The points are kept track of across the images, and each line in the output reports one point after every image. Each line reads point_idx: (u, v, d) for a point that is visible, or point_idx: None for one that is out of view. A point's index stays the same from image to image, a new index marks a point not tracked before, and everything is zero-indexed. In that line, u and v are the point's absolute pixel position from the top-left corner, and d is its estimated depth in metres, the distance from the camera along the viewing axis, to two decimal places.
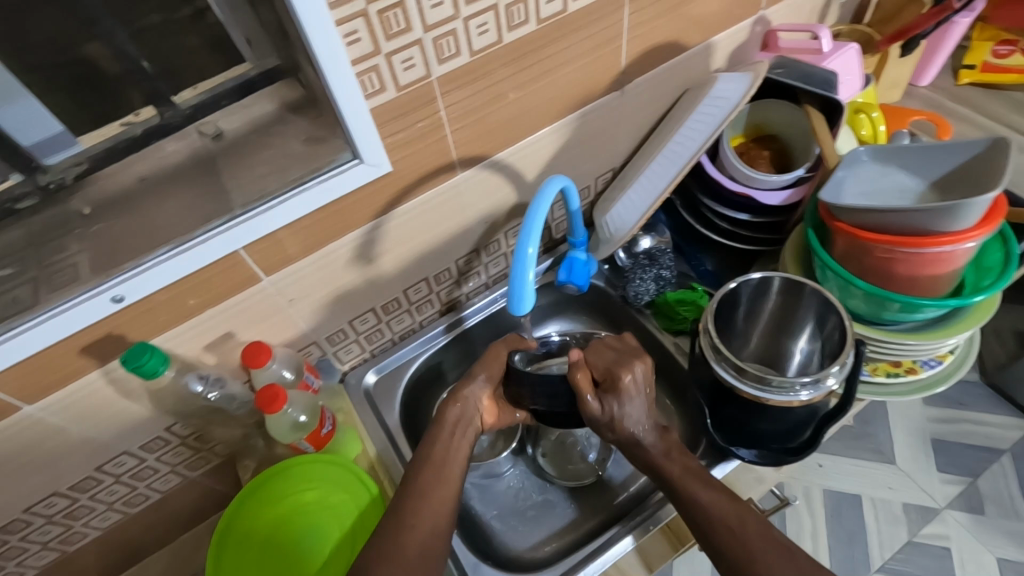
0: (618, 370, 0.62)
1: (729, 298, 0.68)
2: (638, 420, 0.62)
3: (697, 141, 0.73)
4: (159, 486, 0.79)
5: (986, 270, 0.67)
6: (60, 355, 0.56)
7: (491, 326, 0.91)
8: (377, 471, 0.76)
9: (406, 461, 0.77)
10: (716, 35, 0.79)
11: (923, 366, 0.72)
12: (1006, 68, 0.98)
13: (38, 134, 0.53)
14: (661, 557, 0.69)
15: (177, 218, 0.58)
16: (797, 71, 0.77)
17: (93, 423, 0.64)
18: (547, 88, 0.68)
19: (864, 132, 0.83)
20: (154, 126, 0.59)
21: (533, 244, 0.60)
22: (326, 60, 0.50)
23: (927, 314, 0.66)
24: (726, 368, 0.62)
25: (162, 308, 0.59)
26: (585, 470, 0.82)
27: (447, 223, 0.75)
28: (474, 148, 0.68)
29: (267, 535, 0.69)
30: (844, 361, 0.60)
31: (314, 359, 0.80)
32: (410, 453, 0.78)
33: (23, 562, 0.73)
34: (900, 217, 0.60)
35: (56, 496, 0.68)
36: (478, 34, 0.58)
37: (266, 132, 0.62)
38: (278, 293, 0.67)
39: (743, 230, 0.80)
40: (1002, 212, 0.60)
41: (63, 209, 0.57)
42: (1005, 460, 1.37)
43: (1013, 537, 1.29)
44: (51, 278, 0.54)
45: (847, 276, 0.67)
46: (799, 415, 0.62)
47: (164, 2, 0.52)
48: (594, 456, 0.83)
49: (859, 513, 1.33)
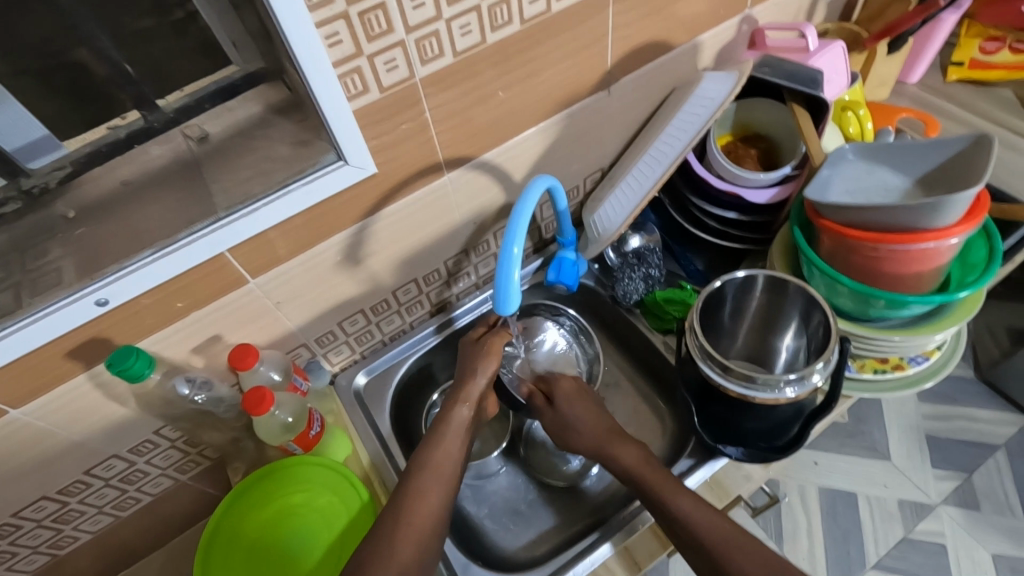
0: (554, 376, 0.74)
1: (714, 297, 0.68)
2: (584, 419, 0.69)
3: (683, 140, 0.73)
4: (150, 488, 0.79)
5: (971, 266, 0.67)
6: (46, 359, 0.56)
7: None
8: (371, 479, 0.76)
9: (399, 469, 0.76)
10: (702, 35, 0.80)
11: (910, 362, 0.73)
12: (993, 65, 0.98)
13: (19, 142, 0.53)
14: (650, 555, 0.70)
15: (162, 222, 0.58)
16: (782, 71, 0.77)
17: (82, 426, 0.64)
18: (532, 88, 0.68)
19: (852, 130, 0.83)
20: (138, 129, 0.59)
21: (518, 243, 0.60)
22: (308, 62, 0.50)
23: (912, 311, 0.66)
24: (713, 366, 0.62)
25: (148, 312, 0.59)
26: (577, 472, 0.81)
27: (435, 224, 0.75)
28: (461, 149, 0.68)
29: (255, 537, 0.69)
30: (828, 358, 0.60)
31: (304, 361, 0.80)
32: (404, 462, 0.77)
33: (13, 566, 0.73)
34: (884, 213, 0.60)
35: (45, 501, 0.68)
36: (462, 35, 0.58)
37: (250, 135, 0.62)
38: (265, 296, 0.67)
39: (732, 229, 0.80)
40: (985, 208, 0.60)
41: (48, 213, 0.57)
42: (998, 455, 1.37)
43: (1006, 532, 1.29)
44: (34, 283, 0.54)
45: (833, 273, 0.67)
46: (786, 412, 0.62)
47: (158, 4, 0.52)
48: (577, 463, 0.82)
49: (853, 510, 1.34)
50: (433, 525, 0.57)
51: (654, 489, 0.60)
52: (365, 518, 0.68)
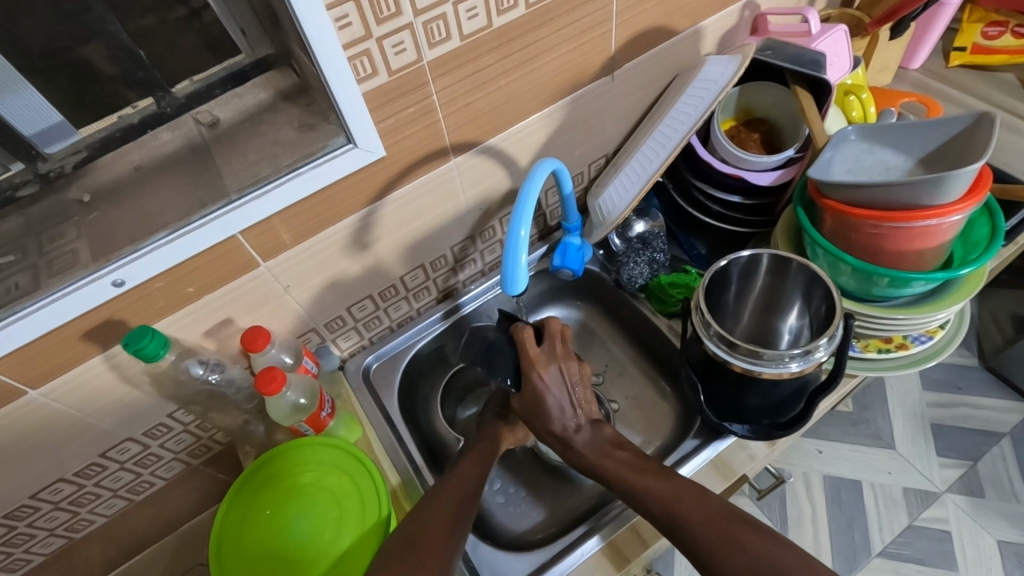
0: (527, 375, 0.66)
1: (719, 276, 0.69)
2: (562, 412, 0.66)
3: (686, 124, 0.74)
4: (163, 473, 0.80)
5: (973, 244, 0.68)
6: (63, 340, 0.57)
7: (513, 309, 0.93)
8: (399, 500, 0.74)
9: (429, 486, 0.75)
10: (705, 20, 0.80)
11: (914, 341, 0.73)
12: (995, 49, 0.98)
13: (37, 125, 0.53)
14: (656, 532, 0.69)
15: (174, 204, 0.59)
16: (785, 54, 0.78)
17: (99, 408, 0.66)
18: (536, 72, 0.69)
19: (856, 114, 0.84)
20: (151, 114, 0.59)
21: (525, 227, 0.62)
22: (320, 48, 0.51)
23: (916, 289, 0.67)
24: (718, 343, 0.63)
25: (161, 294, 0.60)
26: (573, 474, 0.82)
27: (441, 207, 0.76)
28: (466, 134, 0.69)
29: (261, 519, 0.69)
30: (832, 334, 0.60)
31: (313, 346, 0.81)
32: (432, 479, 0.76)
33: (30, 549, 0.75)
34: (887, 192, 0.61)
35: (61, 482, 0.69)
36: (468, 18, 0.58)
37: (258, 119, 0.63)
38: (275, 280, 0.68)
39: (735, 212, 0.81)
40: (987, 184, 0.61)
41: (62, 197, 0.58)
42: (1004, 442, 1.38)
43: (1012, 519, 1.29)
44: (51, 264, 0.55)
45: (836, 252, 0.67)
46: (790, 388, 0.63)
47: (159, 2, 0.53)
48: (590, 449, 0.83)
49: (859, 498, 1.34)
50: (434, 510, 0.59)
51: (628, 467, 0.61)
52: (365, 547, 0.66)
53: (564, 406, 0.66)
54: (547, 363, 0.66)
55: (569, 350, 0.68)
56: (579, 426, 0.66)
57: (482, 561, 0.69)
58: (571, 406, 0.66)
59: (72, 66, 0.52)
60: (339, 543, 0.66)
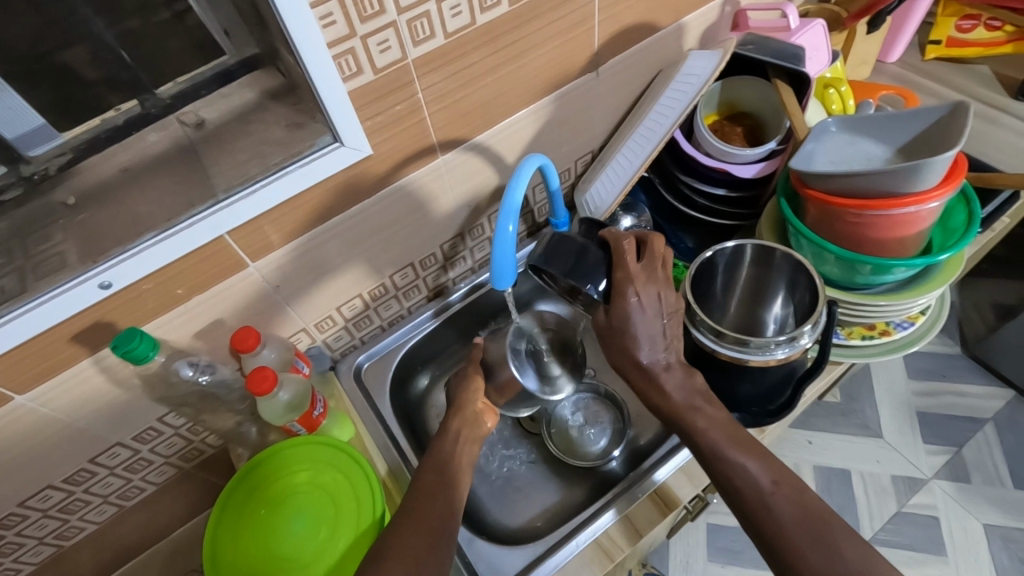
0: (625, 288, 0.62)
1: (706, 267, 0.70)
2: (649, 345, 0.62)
3: (670, 118, 0.75)
4: (154, 478, 0.80)
5: (951, 231, 0.69)
6: (51, 344, 0.57)
7: (504, 304, 0.94)
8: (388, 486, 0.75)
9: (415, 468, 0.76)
10: (687, 16, 0.81)
11: (896, 328, 0.75)
12: (968, 42, 1.01)
13: (20, 129, 0.54)
14: (650, 522, 0.70)
15: (160, 205, 0.58)
16: (767, 48, 0.79)
17: (88, 413, 0.65)
18: (520, 70, 0.69)
19: (835, 107, 0.85)
20: (136, 116, 0.59)
21: (513, 222, 0.62)
22: (304, 46, 0.51)
23: (897, 276, 0.69)
24: (705, 333, 0.64)
25: (150, 296, 0.60)
26: (623, 416, 0.84)
27: (430, 206, 0.76)
28: (453, 132, 0.70)
29: (254, 517, 0.69)
30: (816, 320, 0.61)
31: (304, 348, 0.81)
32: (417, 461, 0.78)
33: (19, 558, 0.74)
34: (867, 180, 0.62)
35: (51, 489, 0.69)
36: (452, 15, 0.59)
37: (246, 119, 0.63)
38: (264, 280, 0.68)
39: (721, 206, 0.82)
40: (963, 171, 0.62)
41: (47, 200, 0.57)
42: (988, 428, 1.40)
43: (996, 503, 1.32)
44: (37, 267, 0.55)
45: (819, 241, 0.69)
46: (777, 375, 0.64)
47: (144, 5, 0.53)
48: (603, 444, 0.82)
49: (848, 487, 1.36)
50: (431, 504, 0.59)
51: None
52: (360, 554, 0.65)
53: (655, 336, 0.62)
54: (646, 282, 0.63)
55: (671, 277, 0.64)
56: (669, 364, 0.62)
57: (478, 556, 0.70)
58: (664, 339, 0.62)
59: (52, 72, 0.52)
60: (335, 544, 0.66)
